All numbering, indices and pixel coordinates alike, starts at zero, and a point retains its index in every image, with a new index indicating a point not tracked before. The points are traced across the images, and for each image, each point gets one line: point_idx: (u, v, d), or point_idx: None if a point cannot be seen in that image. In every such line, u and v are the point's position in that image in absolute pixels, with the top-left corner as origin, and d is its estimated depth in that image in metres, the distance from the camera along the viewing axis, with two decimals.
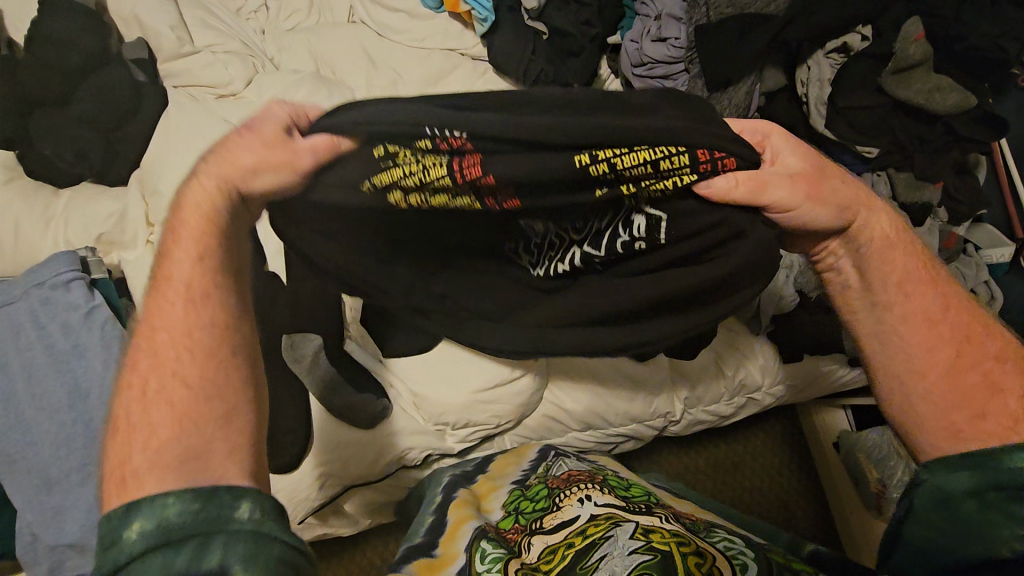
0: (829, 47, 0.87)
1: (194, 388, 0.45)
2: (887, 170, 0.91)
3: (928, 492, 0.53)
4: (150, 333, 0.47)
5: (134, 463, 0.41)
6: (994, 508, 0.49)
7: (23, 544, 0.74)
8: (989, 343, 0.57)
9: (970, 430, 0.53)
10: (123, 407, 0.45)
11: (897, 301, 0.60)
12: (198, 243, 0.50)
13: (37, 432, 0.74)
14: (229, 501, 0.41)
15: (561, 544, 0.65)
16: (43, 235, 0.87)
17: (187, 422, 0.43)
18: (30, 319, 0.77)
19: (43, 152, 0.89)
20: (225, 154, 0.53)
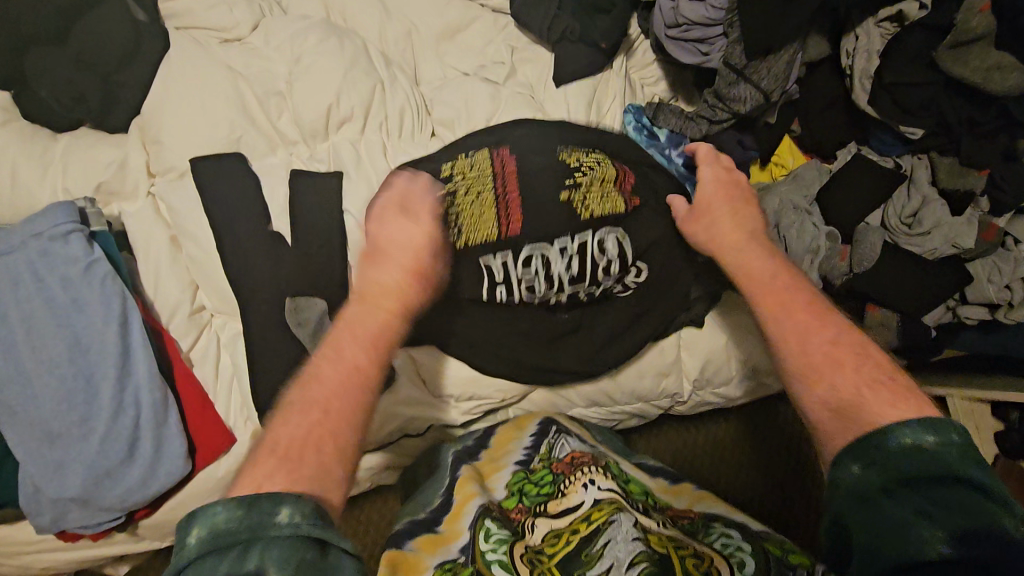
0: (881, 16, 0.81)
1: (331, 407, 0.49)
2: (929, 153, 0.86)
3: (845, 492, 0.47)
4: (333, 344, 0.54)
5: (266, 462, 0.45)
6: (903, 501, 0.43)
7: (25, 495, 0.74)
8: (849, 335, 0.57)
9: (859, 410, 0.50)
10: (289, 403, 0.50)
11: (775, 309, 0.60)
12: (371, 346, 0.54)
13: (37, 385, 0.73)
14: (269, 509, 0.40)
15: (566, 530, 0.66)
16: (41, 182, 0.83)
17: (318, 438, 0.47)
18: (28, 271, 0.75)
19: (39, 95, 0.84)
20: (392, 252, 0.63)
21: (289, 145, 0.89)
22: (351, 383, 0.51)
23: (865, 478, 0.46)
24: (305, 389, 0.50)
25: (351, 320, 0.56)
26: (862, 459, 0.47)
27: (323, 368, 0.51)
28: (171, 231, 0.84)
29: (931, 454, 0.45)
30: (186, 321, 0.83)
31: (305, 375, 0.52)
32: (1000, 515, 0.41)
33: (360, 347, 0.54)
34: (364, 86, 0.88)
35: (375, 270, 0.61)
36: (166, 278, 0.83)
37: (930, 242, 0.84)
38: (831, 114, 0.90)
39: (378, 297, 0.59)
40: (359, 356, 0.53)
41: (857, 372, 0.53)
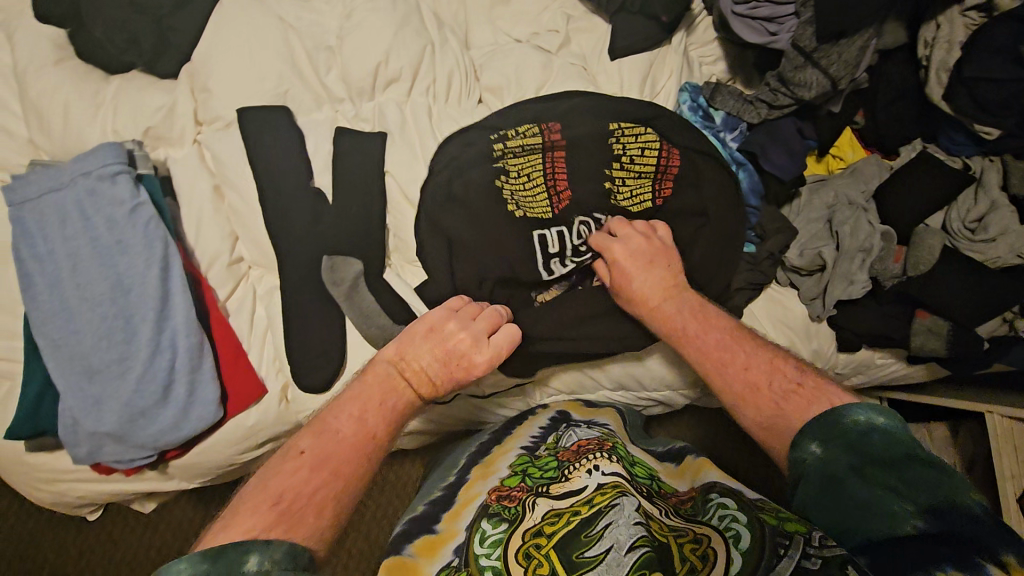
0: (967, 4, 0.76)
1: (314, 483, 0.58)
2: (1003, 155, 0.82)
3: (816, 476, 0.56)
4: (330, 428, 0.63)
5: (255, 513, 0.54)
6: (876, 482, 0.53)
7: (63, 426, 0.76)
8: (766, 355, 0.70)
9: (784, 425, 0.62)
10: (280, 462, 0.60)
11: (691, 340, 0.74)
12: (384, 418, 0.67)
13: (80, 320, 0.75)
14: (234, 558, 0.46)
15: (567, 510, 0.64)
16: (92, 122, 0.84)
17: (291, 504, 0.55)
18: (75, 209, 0.76)
19: (94, 35, 0.84)
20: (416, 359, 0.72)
21: (334, 102, 0.88)
22: (328, 471, 0.59)
23: (832, 460, 0.55)
24: (318, 437, 0.62)
25: (371, 391, 0.68)
26: (829, 451, 0.56)
27: (332, 432, 0.63)
28: (214, 181, 0.85)
29: (882, 435, 0.55)
30: (225, 271, 0.84)
31: (298, 444, 0.62)
32: (949, 482, 0.51)
33: (377, 424, 0.66)
34: (413, 46, 0.86)
35: (413, 351, 0.72)
36: (207, 227, 0.84)
37: (993, 250, 0.80)
38: (899, 107, 0.86)
39: (400, 393, 0.70)
40: (376, 426, 0.66)
41: (776, 390, 0.66)
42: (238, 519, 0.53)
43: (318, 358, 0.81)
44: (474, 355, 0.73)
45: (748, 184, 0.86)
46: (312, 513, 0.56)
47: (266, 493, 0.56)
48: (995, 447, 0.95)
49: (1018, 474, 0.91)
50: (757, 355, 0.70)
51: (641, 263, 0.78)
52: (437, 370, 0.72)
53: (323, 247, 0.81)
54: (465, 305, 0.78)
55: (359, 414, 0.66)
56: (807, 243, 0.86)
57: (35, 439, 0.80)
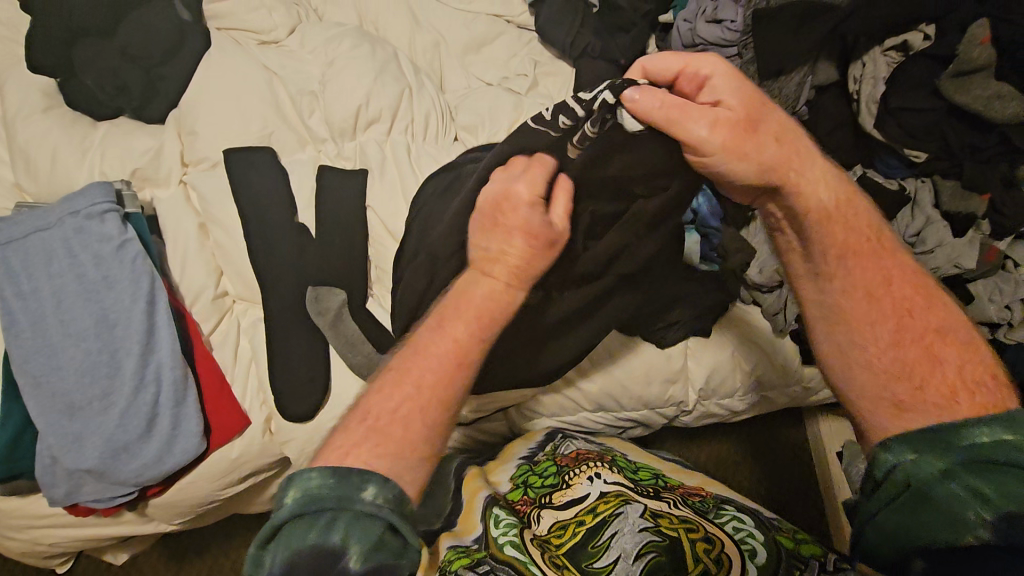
0: (888, 45, 0.86)
1: (417, 395, 0.55)
2: (932, 176, 0.89)
3: (901, 475, 0.51)
4: (432, 337, 0.58)
5: (354, 436, 0.53)
6: (962, 486, 0.48)
7: (42, 467, 0.75)
8: (927, 314, 0.58)
9: (914, 404, 0.54)
10: (390, 372, 0.57)
11: (842, 277, 0.60)
12: (482, 321, 0.59)
13: (63, 357, 0.75)
14: (356, 483, 0.48)
15: (572, 522, 0.66)
16: (79, 164, 0.87)
17: (390, 423, 0.53)
18: (63, 247, 0.78)
19: (85, 83, 0.89)
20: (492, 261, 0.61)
21: (317, 142, 0.93)
22: (427, 390, 0.55)
23: (924, 463, 0.50)
24: (410, 369, 0.56)
25: (471, 293, 0.60)
26: (935, 452, 0.50)
27: (426, 364, 0.56)
28: (199, 219, 0.87)
29: (999, 452, 0.48)
30: (209, 306, 0.86)
31: (401, 362, 0.57)
32: None
33: (470, 334, 0.58)
34: (392, 89, 0.93)
35: (501, 237, 0.61)
36: (192, 263, 0.86)
37: (932, 261, 0.88)
38: (839, 136, 0.94)
39: (497, 288, 0.60)
40: (467, 337, 0.58)
41: (942, 374, 0.55)
42: (338, 442, 0.53)
43: (303, 386, 0.82)
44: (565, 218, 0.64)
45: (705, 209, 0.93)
46: (412, 445, 0.53)
47: (368, 419, 0.54)
48: None
49: None
50: (928, 320, 0.58)
51: (729, 147, 0.57)
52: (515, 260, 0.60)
53: (308, 278, 0.84)
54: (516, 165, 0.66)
55: (454, 333, 0.58)
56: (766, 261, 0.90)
57: (9, 483, 0.78)
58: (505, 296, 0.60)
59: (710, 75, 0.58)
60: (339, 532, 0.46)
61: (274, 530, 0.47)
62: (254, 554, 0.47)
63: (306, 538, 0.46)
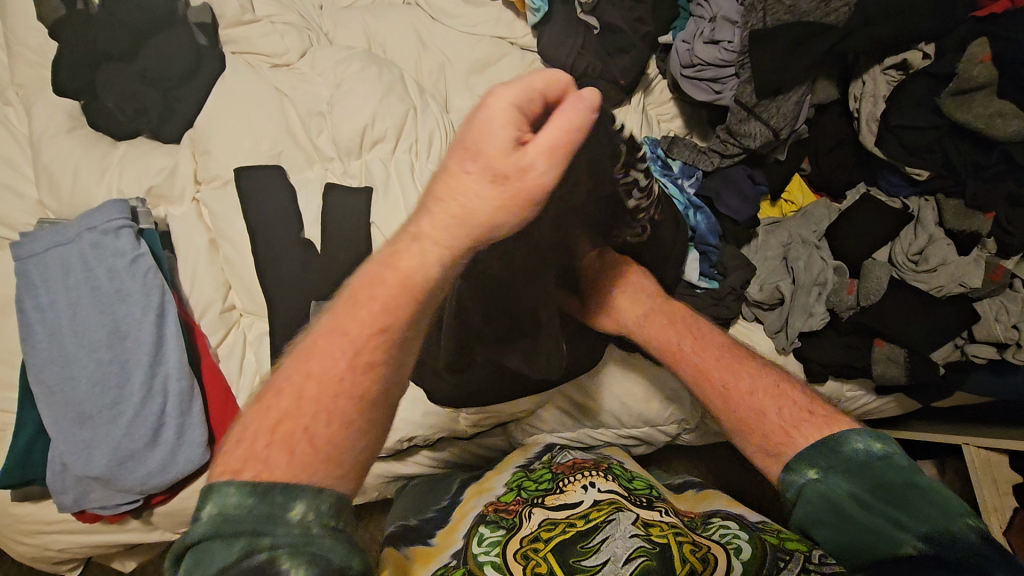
0: (887, 63, 0.87)
1: (315, 403, 0.44)
2: (936, 195, 0.89)
3: (810, 495, 0.53)
4: (337, 332, 0.46)
5: (257, 445, 0.43)
6: (871, 506, 0.50)
7: (52, 473, 0.78)
8: (744, 377, 0.66)
9: (782, 445, 0.58)
10: (291, 372, 0.46)
11: (684, 359, 0.70)
12: (389, 307, 0.47)
13: (75, 367, 0.78)
14: (282, 502, 0.41)
15: (563, 521, 0.66)
16: (98, 183, 0.90)
17: (297, 431, 0.44)
18: (80, 261, 0.81)
19: (106, 105, 0.93)
20: (458, 199, 0.47)
21: (324, 161, 0.95)
22: (335, 389, 0.45)
23: (831, 486, 0.52)
24: (308, 374, 0.46)
25: (370, 280, 0.48)
26: (825, 467, 0.54)
27: (322, 362, 0.46)
28: (210, 234, 0.91)
29: (881, 459, 0.52)
30: (217, 319, 0.88)
31: (297, 357, 0.47)
32: (949, 512, 0.48)
33: (368, 325, 0.47)
34: (397, 110, 0.95)
35: (446, 182, 0.48)
36: (202, 277, 0.89)
37: (936, 279, 0.86)
38: (840, 154, 0.94)
39: (403, 269, 0.48)
40: (365, 326, 0.47)
41: (776, 417, 0.60)
42: (229, 453, 0.43)
43: None
44: (499, 157, 0.45)
45: (705, 226, 0.93)
46: (330, 459, 0.44)
47: (265, 430, 0.44)
48: (973, 482, 0.94)
49: (998, 507, 0.91)
50: (749, 386, 0.65)
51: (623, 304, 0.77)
52: (456, 225, 0.47)
53: (310, 293, 0.86)
54: (492, 102, 0.46)
55: (348, 327, 0.47)
56: (766, 278, 0.92)
57: (23, 487, 0.81)
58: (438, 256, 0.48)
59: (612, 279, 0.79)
60: (265, 554, 0.39)
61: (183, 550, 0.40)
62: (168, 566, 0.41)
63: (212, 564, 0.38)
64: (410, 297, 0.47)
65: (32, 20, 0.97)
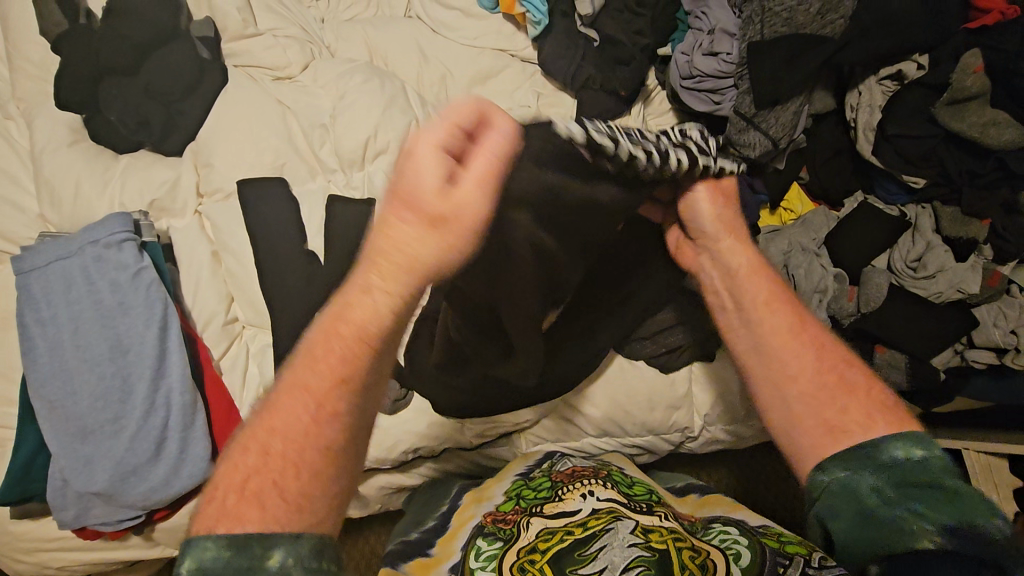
0: (882, 74, 0.88)
1: (279, 454, 0.45)
2: (932, 203, 0.91)
3: (829, 492, 0.53)
4: (298, 387, 0.46)
5: (223, 499, 0.44)
6: (896, 504, 0.50)
7: (53, 489, 0.77)
8: (846, 363, 0.60)
9: (845, 430, 0.56)
10: (253, 432, 0.46)
11: (770, 317, 0.64)
12: (348, 356, 0.46)
13: (77, 382, 0.77)
14: (258, 553, 0.42)
15: (560, 529, 0.66)
16: (99, 197, 0.90)
17: (264, 485, 0.44)
18: (81, 274, 0.81)
19: (109, 119, 0.93)
20: (393, 250, 0.45)
21: (327, 173, 0.96)
22: (301, 434, 0.45)
23: (858, 480, 0.52)
24: (272, 430, 0.46)
25: (334, 320, 0.47)
26: (850, 463, 0.53)
27: (292, 414, 0.46)
28: (212, 247, 0.90)
29: (915, 462, 0.51)
30: (219, 331, 0.88)
31: (262, 412, 0.47)
32: (979, 513, 0.47)
33: (328, 375, 0.46)
34: (400, 122, 0.96)
35: (382, 233, 0.45)
36: (205, 290, 0.88)
37: (936, 286, 0.87)
38: (838, 162, 0.96)
39: (365, 321, 0.46)
40: (323, 377, 0.46)
41: (867, 396, 0.57)
42: (204, 512, 0.45)
43: None
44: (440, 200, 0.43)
45: None
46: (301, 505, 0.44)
47: (240, 485, 0.44)
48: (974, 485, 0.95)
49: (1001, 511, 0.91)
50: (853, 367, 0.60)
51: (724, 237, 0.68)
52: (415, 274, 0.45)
53: (312, 304, 0.85)
54: (412, 148, 0.44)
55: (307, 381, 0.46)
56: None
57: (23, 505, 0.80)
58: (399, 294, 0.45)
59: (698, 193, 0.68)
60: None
61: None
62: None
63: None
64: (363, 346, 0.46)
65: (34, 34, 0.97)
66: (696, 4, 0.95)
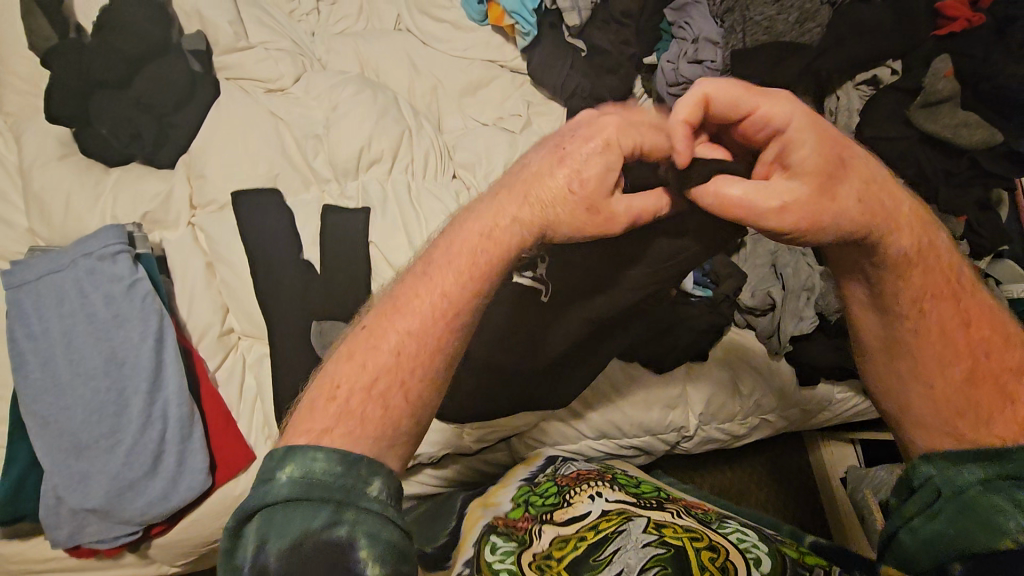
0: (859, 79, 0.93)
1: (390, 364, 0.48)
2: None
3: (939, 481, 0.54)
4: (402, 304, 0.51)
5: (335, 419, 0.46)
6: (999, 494, 0.50)
7: (45, 507, 0.75)
8: (1004, 353, 0.56)
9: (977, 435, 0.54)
10: (363, 343, 0.50)
11: (917, 320, 0.56)
12: (480, 265, 0.51)
13: (72, 396, 0.76)
14: (363, 476, 0.44)
15: (574, 535, 0.66)
16: (91, 209, 0.90)
17: (371, 394, 0.47)
18: (75, 287, 0.80)
19: (100, 132, 0.93)
20: (532, 195, 0.53)
21: (321, 183, 0.96)
22: (410, 353, 0.49)
23: (965, 473, 0.53)
24: (385, 341, 0.49)
25: (487, 210, 0.54)
26: (972, 457, 0.53)
27: (407, 315, 0.50)
28: (207, 258, 0.90)
29: None
30: (215, 342, 0.88)
31: (377, 321, 0.51)
32: None
33: (445, 299, 0.50)
34: (394, 131, 0.97)
35: (533, 184, 0.53)
36: (199, 302, 0.88)
37: None
38: None
39: (506, 227, 0.53)
40: (440, 300, 0.50)
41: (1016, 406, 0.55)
42: (305, 415, 0.47)
43: None
44: (621, 130, 0.52)
45: None
46: (390, 410, 0.47)
47: (350, 384, 0.48)
48: None
49: None
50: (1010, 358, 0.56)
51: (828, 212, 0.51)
52: (576, 197, 0.51)
53: (309, 314, 0.85)
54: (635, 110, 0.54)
55: (422, 310, 0.50)
56: (757, 284, 0.95)
57: (13, 525, 0.77)
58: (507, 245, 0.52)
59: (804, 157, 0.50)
60: (347, 526, 0.42)
61: (262, 506, 0.43)
62: (231, 526, 0.43)
63: (295, 525, 0.41)
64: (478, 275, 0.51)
65: (23, 49, 0.97)
66: (677, 15, 0.99)
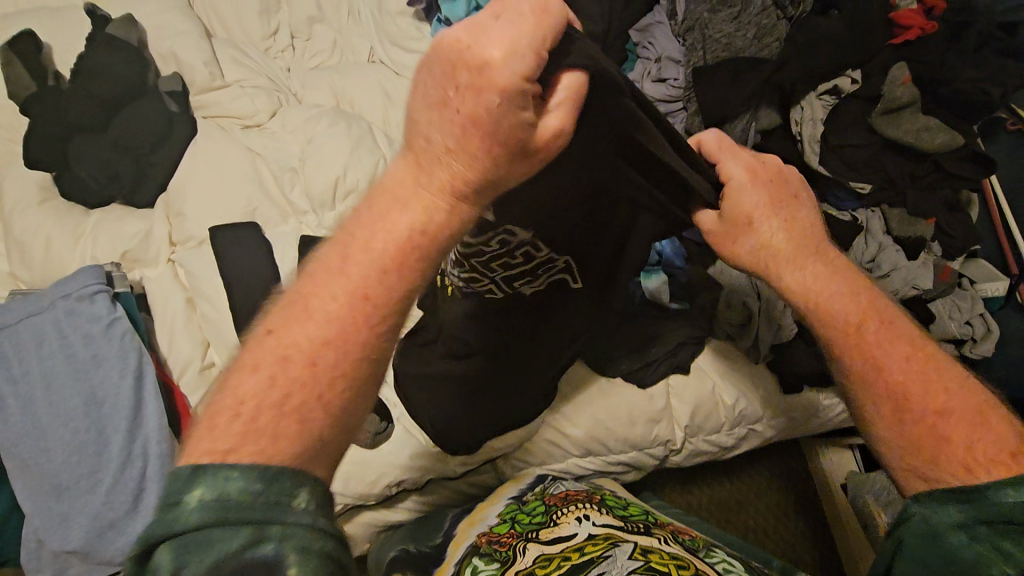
0: (821, 90, 0.92)
1: (289, 389, 0.38)
2: (881, 206, 0.93)
3: (913, 523, 0.46)
4: (303, 309, 0.40)
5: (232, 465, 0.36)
6: (982, 541, 0.42)
7: (26, 551, 0.75)
8: (948, 396, 0.49)
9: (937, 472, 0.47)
10: (250, 362, 0.39)
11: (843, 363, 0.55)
12: (400, 254, 0.41)
13: (51, 438, 0.76)
14: (290, 487, 0.36)
15: (557, 555, 0.63)
16: (71, 251, 0.91)
17: (257, 434, 0.36)
18: (54, 329, 0.81)
19: (78, 175, 0.95)
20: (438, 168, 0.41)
21: (299, 215, 0.98)
22: (308, 385, 0.38)
23: (942, 517, 0.45)
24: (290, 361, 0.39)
25: (400, 182, 0.42)
26: (950, 497, 0.45)
27: (317, 315, 0.40)
28: (187, 294, 0.91)
29: None
30: (196, 377, 0.88)
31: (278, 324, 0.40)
32: None
33: (360, 295, 0.40)
34: (368, 160, 0.99)
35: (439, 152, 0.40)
36: (180, 337, 0.89)
37: (891, 284, 0.90)
38: None
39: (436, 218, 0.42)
40: (345, 296, 0.40)
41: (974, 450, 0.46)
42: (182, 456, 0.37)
43: None
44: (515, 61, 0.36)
45: (670, 249, 0.98)
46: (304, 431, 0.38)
47: (257, 399, 0.37)
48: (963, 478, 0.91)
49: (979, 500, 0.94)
50: (952, 403, 0.49)
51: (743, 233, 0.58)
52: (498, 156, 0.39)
53: None
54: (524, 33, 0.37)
55: (327, 317, 0.40)
56: (735, 295, 0.93)
57: None
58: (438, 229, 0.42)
59: (734, 174, 0.59)
60: (274, 544, 0.34)
61: (164, 533, 0.33)
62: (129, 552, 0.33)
63: (209, 557, 0.32)
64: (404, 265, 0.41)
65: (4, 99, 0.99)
66: (643, 35, 1.02)
